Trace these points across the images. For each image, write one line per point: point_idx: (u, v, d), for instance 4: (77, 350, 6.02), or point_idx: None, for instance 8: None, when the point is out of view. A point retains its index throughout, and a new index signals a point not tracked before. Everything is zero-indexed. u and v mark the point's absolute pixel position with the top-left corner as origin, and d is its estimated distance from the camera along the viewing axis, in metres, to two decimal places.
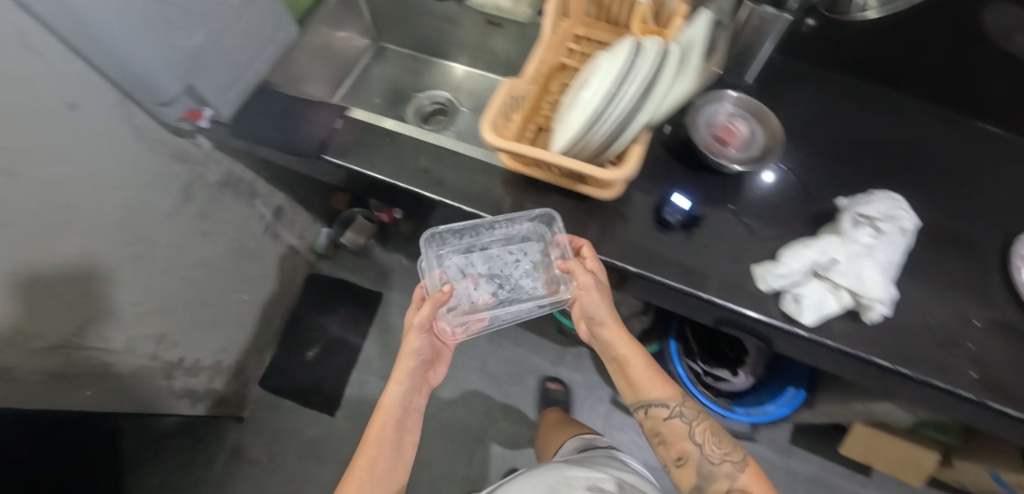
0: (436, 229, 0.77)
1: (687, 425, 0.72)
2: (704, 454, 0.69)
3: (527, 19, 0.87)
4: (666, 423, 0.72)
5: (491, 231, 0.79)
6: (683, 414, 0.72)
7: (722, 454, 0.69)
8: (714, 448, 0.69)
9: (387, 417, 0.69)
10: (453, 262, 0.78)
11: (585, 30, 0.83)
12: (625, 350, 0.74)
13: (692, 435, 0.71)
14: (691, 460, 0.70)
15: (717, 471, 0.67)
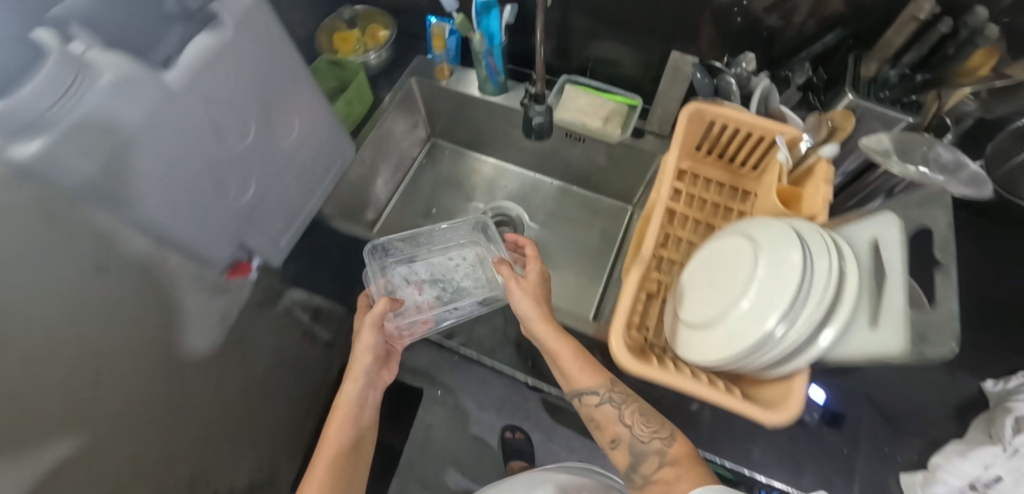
0: (378, 240, 0.80)
1: (617, 410, 0.60)
2: (632, 434, 0.58)
3: (618, 139, 0.78)
4: (599, 410, 0.61)
5: (438, 240, 0.88)
6: (613, 399, 0.61)
7: (649, 432, 0.57)
8: (642, 426, 0.58)
9: (336, 437, 0.61)
10: (397, 271, 0.82)
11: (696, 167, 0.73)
12: (579, 360, 0.63)
13: (621, 419, 0.59)
14: (623, 442, 0.58)
15: (647, 448, 0.56)
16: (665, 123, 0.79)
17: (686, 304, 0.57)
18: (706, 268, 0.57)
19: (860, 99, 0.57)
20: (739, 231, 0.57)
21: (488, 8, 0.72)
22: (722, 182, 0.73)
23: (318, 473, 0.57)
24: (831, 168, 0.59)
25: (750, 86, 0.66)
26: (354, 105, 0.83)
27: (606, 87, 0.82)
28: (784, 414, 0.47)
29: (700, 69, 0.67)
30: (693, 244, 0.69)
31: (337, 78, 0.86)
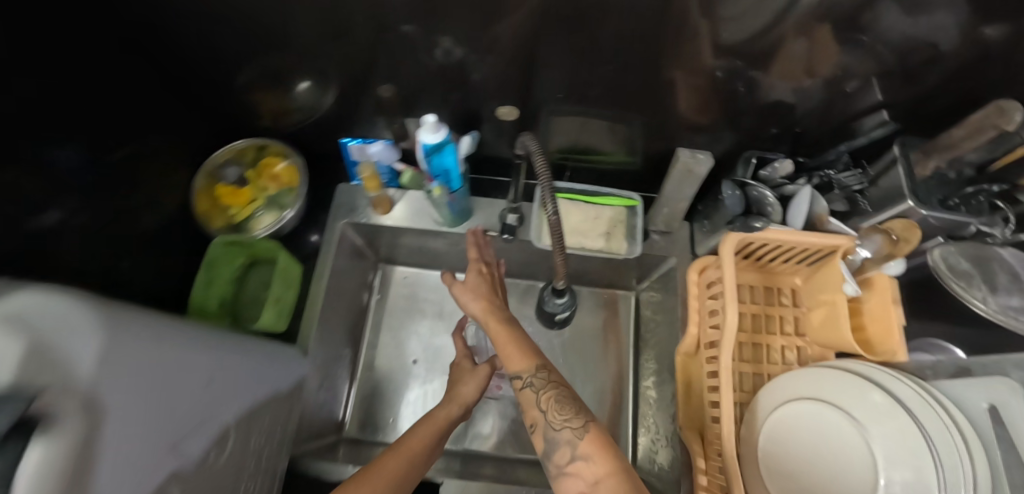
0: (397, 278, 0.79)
1: (535, 395, 0.45)
2: (546, 418, 0.42)
3: (629, 257, 0.64)
4: (520, 394, 0.46)
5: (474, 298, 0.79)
6: (535, 385, 0.45)
7: (564, 419, 0.41)
8: (557, 411, 0.42)
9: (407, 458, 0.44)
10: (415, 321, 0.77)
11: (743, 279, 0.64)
12: (505, 340, 0.50)
13: (540, 401, 0.44)
14: (540, 428, 0.43)
15: (558, 436, 0.40)
16: (671, 220, 0.66)
17: (782, 484, 0.50)
18: (800, 441, 0.51)
19: (926, 207, 0.50)
20: (830, 397, 0.51)
21: (440, 148, 0.53)
22: (754, 285, 0.64)
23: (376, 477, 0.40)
24: (892, 282, 0.52)
25: (783, 192, 0.57)
26: (292, 290, 0.62)
27: (595, 189, 0.67)
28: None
29: (728, 184, 0.55)
30: (745, 372, 0.60)
31: (248, 253, 0.63)
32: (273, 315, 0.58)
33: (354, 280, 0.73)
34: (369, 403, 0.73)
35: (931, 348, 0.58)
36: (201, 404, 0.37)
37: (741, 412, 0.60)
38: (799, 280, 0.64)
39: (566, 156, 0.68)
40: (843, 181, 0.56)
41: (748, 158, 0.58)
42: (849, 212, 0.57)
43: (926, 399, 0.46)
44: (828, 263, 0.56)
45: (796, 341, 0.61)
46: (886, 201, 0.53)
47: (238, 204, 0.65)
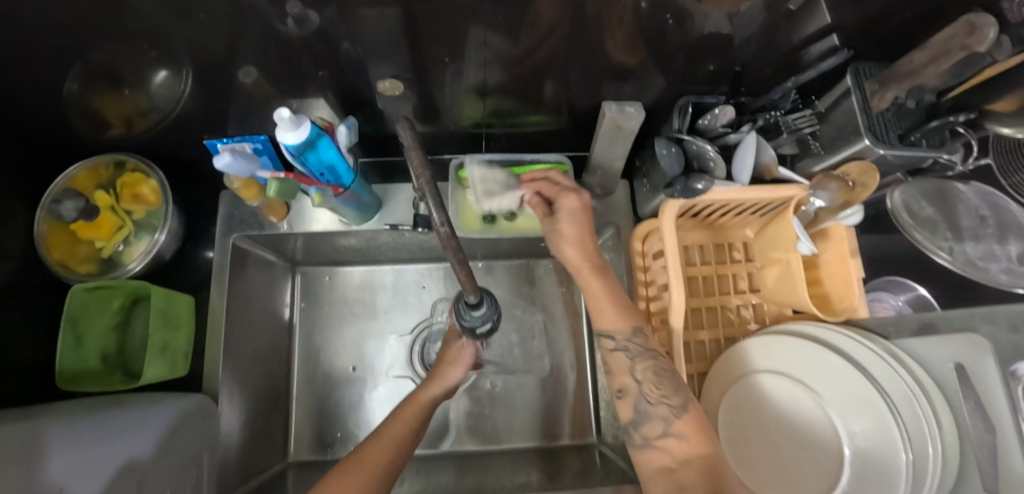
0: (314, 292, 0.71)
1: (631, 360, 0.44)
2: (641, 388, 0.42)
3: None
4: (614, 356, 0.44)
5: (405, 296, 0.71)
6: (633, 348, 0.44)
7: (663, 395, 0.41)
8: (653, 384, 0.42)
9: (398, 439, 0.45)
10: (347, 337, 0.69)
11: (694, 242, 0.58)
12: (599, 295, 0.47)
13: (634, 370, 0.43)
14: (632, 393, 0.43)
15: (652, 412, 0.41)
16: (608, 182, 0.58)
17: (746, 461, 0.47)
18: (760, 417, 0.47)
19: (882, 146, 0.44)
20: (787, 364, 0.47)
21: (311, 144, 0.43)
22: (703, 243, 0.58)
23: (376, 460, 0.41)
24: (850, 231, 0.48)
25: (726, 142, 0.49)
26: (183, 331, 0.53)
27: (515, 157, 0.57)
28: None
29: (661, 141, 0.47)
30: (704, 341, 0.55)
31: (127, 293, 0.53)
32: (161, 368, 0.49)
33: (265, 295, 0.64)
34: (312, 420, 0.67)
35: (892, 287, 0.57)
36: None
37: (699, 384, 0.55)
38: (751, 232, 0.57)
39: (484, 121, 0.58)
40: (791, 123, 0.49)
41: (683, 107, 0.48)
42: (799, 155, 0.52)
43: (881, 355, 0.42)
44: (780, 217, 0.50)
45: (751, 298, 0.56)
46: (839, 142, 0.47)
47: (102, 236, 0.55)
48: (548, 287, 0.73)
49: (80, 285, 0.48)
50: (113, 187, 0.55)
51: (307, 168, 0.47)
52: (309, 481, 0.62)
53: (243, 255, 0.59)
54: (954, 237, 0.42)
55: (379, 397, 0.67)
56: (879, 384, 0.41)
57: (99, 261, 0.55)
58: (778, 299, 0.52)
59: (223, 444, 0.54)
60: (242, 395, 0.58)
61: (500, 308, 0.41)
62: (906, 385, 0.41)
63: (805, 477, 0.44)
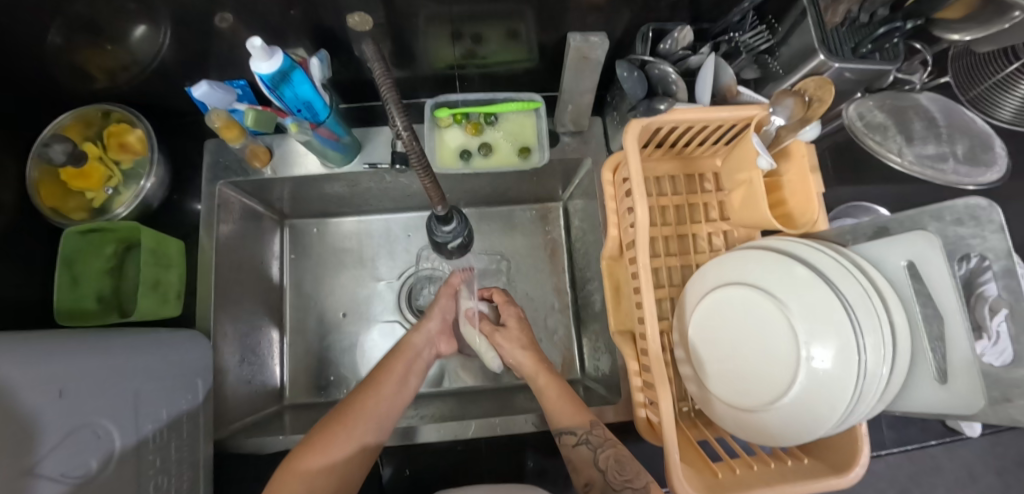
0: (303, 243, 0.76)
1: (593, 452, 0.47)
2: (605, 481, 0.45)
3: (539, 166, 0.60)
4: (575, 452, 0.48)
5: (388, 245, 0.76)
6: (592, 442, 0.48)
7: (625, 480, 0.44)
8: (616, 471, 0.45)
9: (383, 395, 0.52)
10: (339, 283, 0.74)
11: (664, 173, 0.60)
12: (547, 386, 0.55)
13: (597, 463, 0.46)
14: (597, 486, 0.45)
15: None
16: (579, 118, 0.61)
17: (712, 373, 0.49)
18: (728, 334, 0.48)
19: (834, 59, 0.45)
20: (753, 279, 0.48)
21: (286, 76, 0.45)
22: (674, 175, 0.60)
23: (364, 409, 0.49)
24: (810, 148, 0.48)
25: (687, 65, 0.51)
26: (174, 270, 0.56)
27: (488, 96, 0.59)
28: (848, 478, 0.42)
29: (624, 64, 0.49)
30: (674, 266, 0.58)
31: (119, 237, 0.55)
32: (155, 303, 0.52)
33: (252, 244, 0.67)
34: (306, 365, 0.71)
35: (856, 212, 0.59)
36: (47, 420, 0.33)
37: (671, 306, 0.58)
38: (720, 162, 0.60)
39: (457, 63, 0.60)
40: (748, 42, 0.51)
41: (644, 34, 0.51)
42: (762, 78, 0.54)
43: (842, 265, 0.45)
44: (743, 140, 0.51)
45: (721, 226, 0.58)
46: (796, 61, 0.48)
47: (90, 186, 0.56)
48: (525, 231, 0.78)
49: (75, 227, 0.50)
50: (100, 138, 0.57)
51: (284, 103, 0.49)
52: (305, 418, 0.66)
53: (231, 204, 0.62)
54: (903, 140, 0.47)
55: (371, 340, 0.72)
56: (839, 289, 0.43)
57: (91, 210, 0.57)
58: (739, 219, 0.55)
59: (225, 385, 0.58)
60: (237, 340, 0.61)
61: (469, 224, 0.46)
62: (861, 290, 0.43)
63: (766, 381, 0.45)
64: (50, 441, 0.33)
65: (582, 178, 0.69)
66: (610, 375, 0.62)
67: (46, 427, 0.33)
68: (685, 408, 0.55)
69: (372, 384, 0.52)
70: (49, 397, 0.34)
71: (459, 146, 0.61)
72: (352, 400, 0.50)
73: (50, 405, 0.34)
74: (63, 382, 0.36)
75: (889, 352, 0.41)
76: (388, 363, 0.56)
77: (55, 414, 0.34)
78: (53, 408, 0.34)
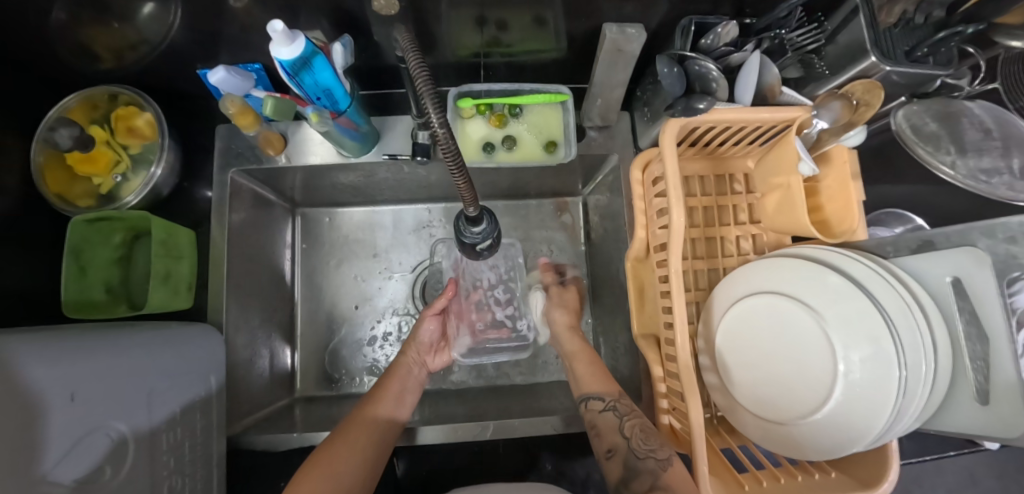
0: (314, 233, 0.74)
1: (619, 419, 0.49)
2: (630, 446, 0.46)
3: (566, 162, 0.58)
4: (601, 417, 0.50)
5: (401, 236, 0.74)
6: (620, 408, 0.50)
7: (649, 448, 0.45)
8: (640, 439, 0.46)
9: (394, 392, 0.55)
10: (352, 275, 0.72)
11: (696, 172, 0.58)
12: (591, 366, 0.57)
13: (622, 428, 0.48)
14: (621, 452, 0.46)
15: (641, 468, 0.43)
16: (608, 112, 0.58)
17: (740, 383, 0.48)
18: (759, 342, 0.47)
19: (885, 61, 0.43)
20: (785, 287, 0.47)
21: (308, 62, 0.43)
22: (704, 174, 0.58)
23: (379, 411, 0.52)
24: (851, 153, 0.46)
25: (729, 62, 0.49)
26: (184, 262, 0.54)
27: (513, 87, 0.57)
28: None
29: (663, 59, 0.46)
30: (701, 270, 0.56)
31: (130, 226, 0.53)
32: (166, 296, 0.50)
33: (264, 233, 0.65)
34: (317, 356, 0.70)
35: (889, 219, 0.59)
36: (59, 427, 0.32)
37: (696, 311, 0.56)
38: (752, 163, 0.58)
39: (481, 51, 0.57)
40: (795, 40, 0.48)
41: (685, 27, 0.48)
42: (804, 78, 0.51)
43: (882, 277, 0.43)
44: (783, 142, 0.49)
45: (751, 229, 0.57)
46: (844, 62, 0.46)
47: (98, 171, 0.54)
48: (543, 226, 0.76)
49: (81, 216, 0.48)
50: (107, 121, 0.54)
51: (304, 90, 0.47)
52: (316, 411, 0.65)
53: (242, 191, 0.60)
54: (956, 152, 0.45)
55: (385, 334, 0.71)
56: (879, 302, 0.42)
57: (98, 197, 0.54)
58: (774, 223, 0.53)
59: (238, 379, 0.56)
60: (248, 333, 0.60)
61: (499, 225, 0.44)
62: (903, 304, 0.41)
63: (798, 395, 0.45)
64: (59, 449, 0.31)
65: (605, 175, 0.66)
66: (630, 377, 0.62)
67: (56, 433, 0.31)
68: (708, 415, 0.54)
69: (379, 392, 0.54)
70: (61, 402, 0.33)
71: (482, 139, 0.58)
72: (353, 418, 0.50)
73: (62, 412, 0.32)
74: (73, 386, 0.34)
75: (929, 368, 0.40)
76: (384, 381, 0.57)
77: (65, 420, 0.33)
78: (66, 411, 0.33)
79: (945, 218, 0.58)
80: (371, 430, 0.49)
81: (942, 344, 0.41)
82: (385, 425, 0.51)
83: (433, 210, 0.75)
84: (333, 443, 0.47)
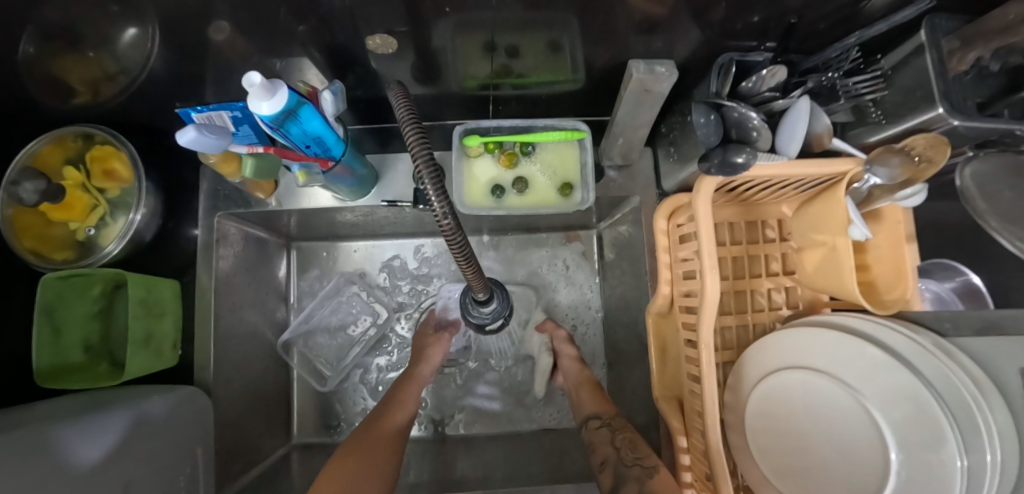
0: (311, 270, 0.69)
1: (610, 433, 0.47)
2: (619, 454, 0.44)
3: (582, 208, 0.53)
4: (597, 433, 0.48)
5: (403, 274, 0.70)
6: (614, 425, 0.49)
7: (637, 457, 0.43)
8: (628, 448, 0.45)
9: (407, 408, 0.54)
10: (351, 314, 0.68)
11: (727, 218, 0.53)
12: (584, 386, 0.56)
13: (614, 440, 0.46)
14: (611, 464, 0.44)
15: (625, 475, 0.41)
16: (630, 151, 0.53)
17: (771, 459, 0.45)
18: (794, 416, 0.43)
19: (954, 114, 0.37)
20: (824, 359, 0.43)
21: (292, 114, 0.38)
22: (734, 221, 0.53)
23: (397, 417, 0.52)
24: (907, 214, 0.43)
25: (771, 110, 0.42)
26: (168, 318, 0.50)
27: (525, 124, 0.52)
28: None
29: (700, 108, 0.41)
30: (729, 327, 0.51)
31: (108, 279, 0.49)
32: (147, 359, 0.46)
33: (256, 275, 0.60)
34: (315, 401, 0.66)
35: (937, 272, 0.54)
36: None
37: (724, 373, 0.52)
38: (788, 209, 0.53)
39: (490, 82, 0.51)
40: (851, 86, 0.43)
41: (724, 66, 0.43)
42: (854, 122, 0.45)
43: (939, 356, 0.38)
44: (827, 196, 0.44)
45: (785, 282, 0.52)
46: (903, 110, 0.40)
47: (75, 217, 0.49)
48: (554, 261, 0.71)
49: (53, 275, 0.44)
50: (83, 162, 0.50)
51: (291, 140, 0.42)
52: (313, 462, 0.62)
53: (231, 236, 0.55)
54: None
55: (385, 378, 0.67)
56: (935, 388, 0.37)
57: (76, 246, 0.50)
58: (813, 282, 0.48)
59: (229, 435, 0.53)
60: (239, 383, 0.56)
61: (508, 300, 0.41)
62: (965, 392, 0.36)
63: (838, 481, 0.40)
64: None
65: (623, 213, 0.61)
66: (647, 436, 0.57)
67: None
68: (735, 485, 0.51)
69: (396, 399, 0.54)
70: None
71: (490, 181, 0.53)
72: (370, 421, 0.50)
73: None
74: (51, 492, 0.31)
75: (994, 466, 0.36)
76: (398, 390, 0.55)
77: None
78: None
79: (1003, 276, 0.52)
80: (388, 438, 0.48)
81: (1008, 438, 0.37)
82: (398, 435, 0.50)
83: (437, 245, 0.70)
84: (344, 459, 0.44)
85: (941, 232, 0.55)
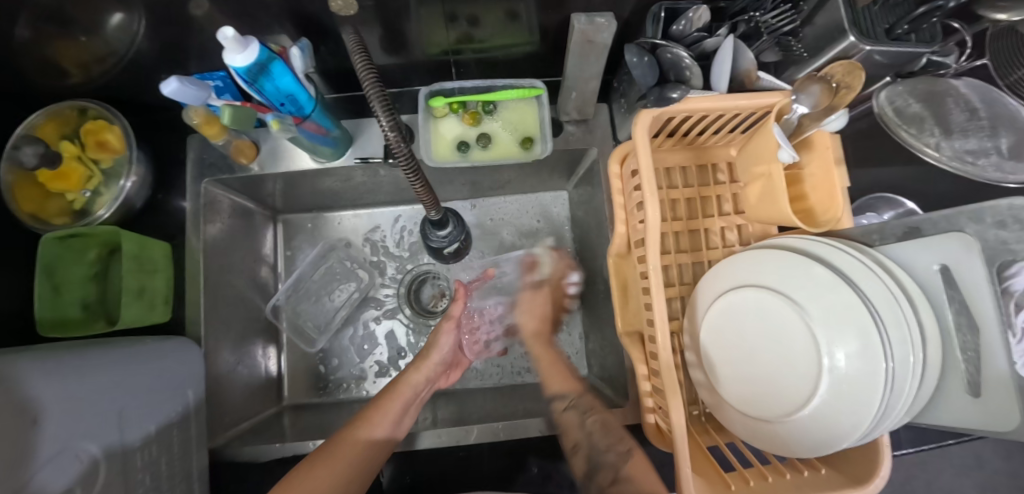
0: (297, 242, 0.73)
1: (580, 416, 0.52)
2: (592, 441, 0.49)
3: (542, 159, 0.56)
4: (565, 416, 0.53)
5: (383, 242, 0.73)
6: (580, 406, 0.53)
7: (610, 443, 0.48)
8: (601, 434, 0.49)
9: (393, 409, 0.53)
10: (337, 281, 0.72)
11: (678, 163, 0.56)
12: (553, 363, 0.61)
13: (584, 424, 0.51)
14: (583, 448, 0.49)
15: (603, 463, 0.47)
16: (584, 105, 0.57)
17: (725, 380, 0.47)
18: (743, 336, 0.46)
19: (863, 41, 0.41)
20: (768, 280, 0.45)
21: (264, 68, 0.42)
22: (685, 165, 0.57)
23: (380, 424, 0.50)
24: (835, 139, 0.44)
25: (703, 48, 0.47)
26: (161, 275, 0.54)
27: (485, 84, 0.55)
28: (867, 490, 0.40)
29: (633, 49, 0.45)
30: (685, 264, 0.54)
31: (103, 242, 0.53)
32: (142, 311, 0.50)
33: (243, 243, 0.64)
34: (305, 364, 0.70)
35: (880, 204, 0.57)
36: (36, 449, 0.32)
37: (681, 306, 0.55)
38: (735, 151, 0.56)
39: (452, 48, 0.55)
40: (771, 23, 0.46)
41: (656, 14, 0.47)
42: (783, 62, 0.49)
43: (867, 266, 0.41)
44: (762, 130, 0.48)
45: (736, 220, 0.55)
46: (822, 44, 0.44)
47: (69, 187, 0.53)
48: (528, 218, 0.74)
49: (53, 234, 0.48)
50: (78, 137, 0.54)
51: (265, 97, 0.47)
52: (304, 419, 0.65)
53: (219, 203, 0.59)
54: (940, 133, 0.45)
55: (370, 341, 0.70)
56: (862, 292, 0.40)
57: (73, 214, 0.54)
58: (758, 213, 0.51)
59: (223, 392, 0.56)
60: (230, 346, 0.59)
61: (462, 230, 0.56)
62: (888, 293, 0.39)
63: (785, 392, 0.43)
64: (36, 462, 0.32)
65: (586, 169, 0.65)
66: (617, 375, 0.61)
67: (42, 443, 0.33)
68: (695, 412, 0.54)
69: (371, 412, 0.51)
70: (41, 423, 0.34)
71: (456, 138, 0.57)
72: (341, 435, 0.49)
73: (45, 433, 0.34)
74: (54, 407, 0.35)
75: (919, 360, 0.38)
76: (385, 400, 0.54)
77: (52, 438, 0.34)
78: (50, 432, 0.34)
79: (936, 202, 0.56)
80: (356, 455, 0.47)
81: (933, 335, 0.39)
82: (373, 447, 0.48)
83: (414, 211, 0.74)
84: (312, 469, 0.44)
85: (881, 165, 0.59)
